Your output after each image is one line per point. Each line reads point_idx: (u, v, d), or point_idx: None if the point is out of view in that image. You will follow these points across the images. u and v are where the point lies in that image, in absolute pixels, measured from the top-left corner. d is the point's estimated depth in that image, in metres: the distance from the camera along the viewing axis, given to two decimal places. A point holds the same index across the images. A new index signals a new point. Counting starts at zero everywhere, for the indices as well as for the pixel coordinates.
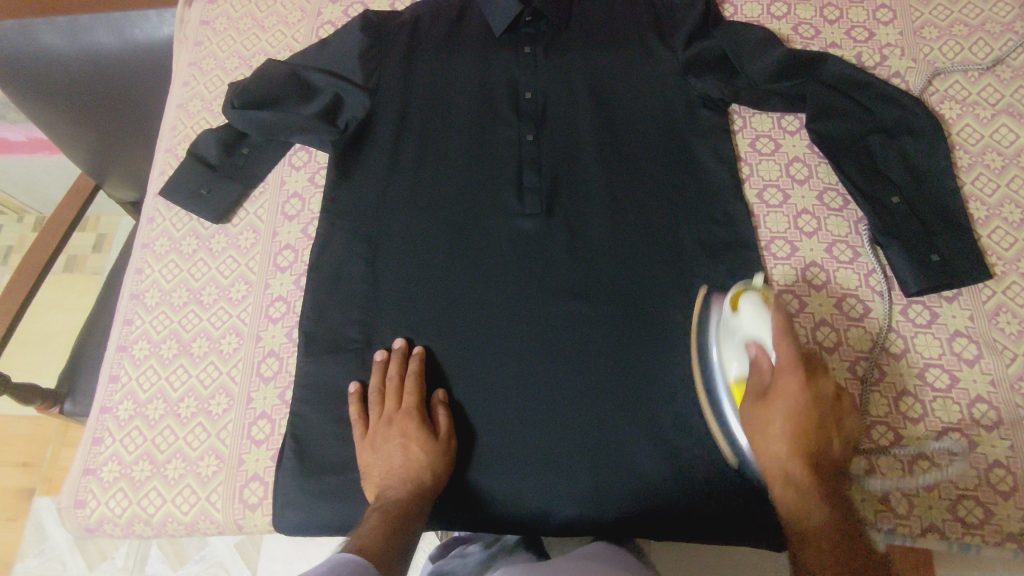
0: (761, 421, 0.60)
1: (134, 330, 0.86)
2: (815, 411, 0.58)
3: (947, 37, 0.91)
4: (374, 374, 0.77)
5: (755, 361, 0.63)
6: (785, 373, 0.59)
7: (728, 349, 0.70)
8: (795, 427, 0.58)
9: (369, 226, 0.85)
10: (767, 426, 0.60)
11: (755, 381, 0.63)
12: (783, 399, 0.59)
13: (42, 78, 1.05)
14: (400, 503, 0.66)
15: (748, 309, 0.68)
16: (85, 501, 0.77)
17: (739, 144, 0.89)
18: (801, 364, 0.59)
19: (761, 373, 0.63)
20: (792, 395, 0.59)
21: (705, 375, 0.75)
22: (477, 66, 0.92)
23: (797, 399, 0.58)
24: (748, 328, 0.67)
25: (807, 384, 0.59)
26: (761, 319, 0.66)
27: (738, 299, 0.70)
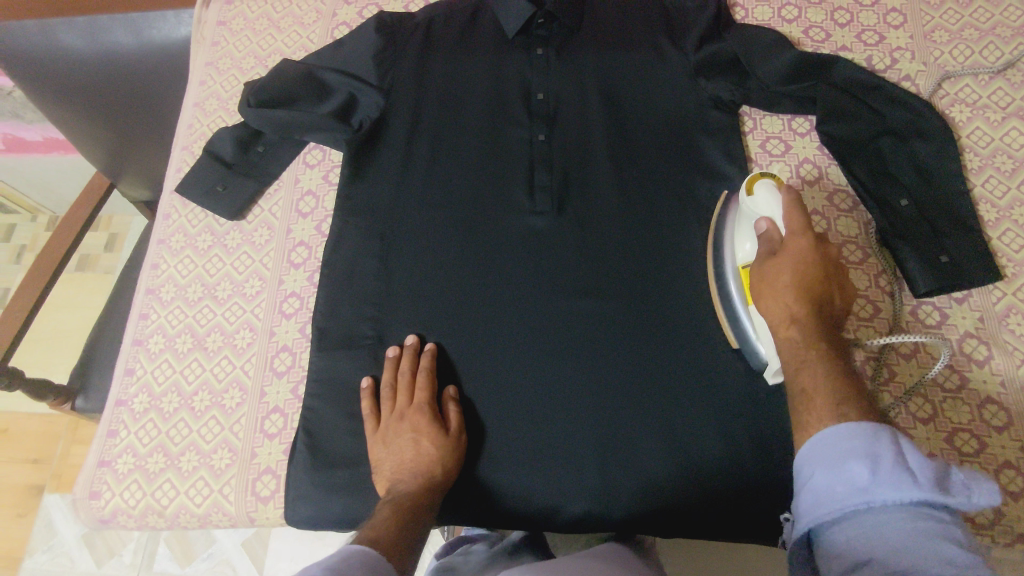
0: (772, 276, 0.64)
1: (149, 324, 0.87)
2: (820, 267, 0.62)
3: (957, 40, 0.92)
4: (387, 369, 0.78)
5: (767, 234, 0.66)
6: (797, 236, 0.63)
7: (741, 228, 0.72)
8: (804, 279, 0.62)
9: (382, 223, 0.86)
10: (778, 279, 0.63)
11: (765, 250, 0.66)
12: (793, 257, 0.63)
13: (62, 77, 1.07)
14: (411, 497, 0.67)
15: (763, 190, 0.68)
16: (100, 492, 0.78)
17: (750, 145, 0.89)
18: (812, 227, 0.64)
19: (771, 241, 0.66)
20: (800, 251, 0.63)
21: (716, 259, 0.76)
22: (490, 66, 0.93)
23: (804, 257, 0.62)
24: (759, 208, 0.69)
25: (816, 244, 0.63)
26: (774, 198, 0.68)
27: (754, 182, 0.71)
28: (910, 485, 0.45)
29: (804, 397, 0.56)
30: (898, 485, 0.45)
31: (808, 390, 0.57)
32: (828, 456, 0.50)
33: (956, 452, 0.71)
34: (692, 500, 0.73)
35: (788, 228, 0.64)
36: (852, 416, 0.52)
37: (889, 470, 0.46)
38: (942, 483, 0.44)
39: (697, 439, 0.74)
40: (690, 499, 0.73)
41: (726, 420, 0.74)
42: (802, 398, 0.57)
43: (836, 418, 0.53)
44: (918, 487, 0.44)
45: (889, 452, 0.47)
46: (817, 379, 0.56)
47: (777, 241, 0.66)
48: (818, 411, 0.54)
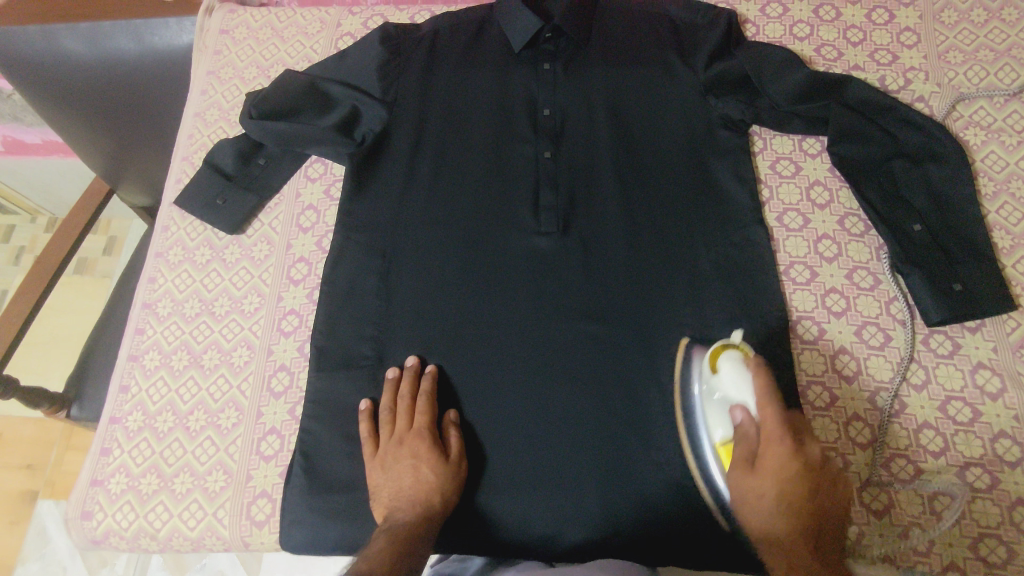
0: (750, 494, 0.58)
1: (145, 340, 0.85)
2: (805, 478, 0.57)
3: (972, 61, 0.90)
4: (386, 392, 0.76)
5: (742, 429, 0.61)
6: (773, 444, 0.58)
7: (711, 412, 0.67)
8: (789, 502, 0.57)
9: (384, 241, 0.84)
10: (759, 497, 0.58)
11: (742, 454, 0.60)
12: (771, 472, 0.58)
13: (63, 84, 1.05)
14: (408, 526, 0.65)
15: (728, 368, 0.66)
16: (92, 513, 0.76)
17: (759, 166, 0.88)
18: (788, 430, 0.58)
19: (746, 441, 0.61)
20: (781, 462, 0.57)
21: (691, 439, 0.70)
22: (495, 82, 0.92)
23: (786, 470, 0.57)
24: (729, 390, 0.65)
25: (796, 453, 0.57)
26: (741, 378, 0.64)
27: (717, 356, 0.68)
28: None
29: None
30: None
31: None
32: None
33: (968, 488, 0.70)
34: (693, 528, 0.71)
35: (764, 430, 0.59)
36: None
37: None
38: None
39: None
40: (690, 527, 0.71)
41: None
42: None
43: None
44: None
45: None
46: None
47: (753, 440, 0.60)
48: None
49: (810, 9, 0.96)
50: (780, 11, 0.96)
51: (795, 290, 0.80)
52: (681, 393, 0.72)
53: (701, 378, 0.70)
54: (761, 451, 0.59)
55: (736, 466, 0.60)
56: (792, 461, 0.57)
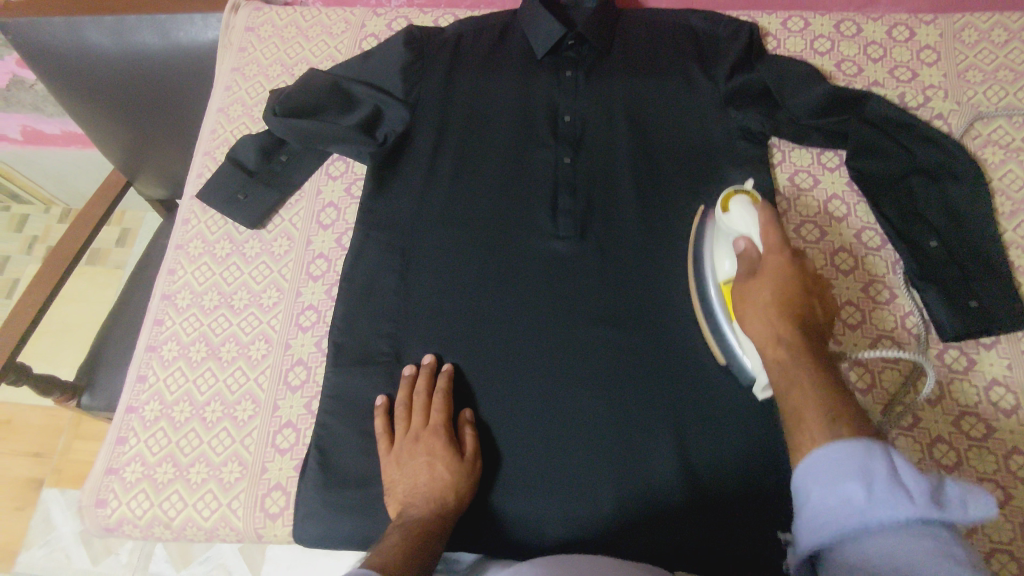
0: (750, 295, 0.63)
1: (164, 331, 0.86)
2: (800, 282, 0.61)
3: (992, 81, 0.91)
4: (402, 389, 0.77)
5: (744, 250, 0.66)
6: (774, 255, 0.63)
7: (719, 251, 0.72)
8: (784, 295, 0.60)
9: (403, 239, 0.85)
10: (756, 296, 0.62)
11: (744, 269, 0.65)
12: (771, 274, 0.62)
13: (86, 75, 1.06)
14: (423, 522, 0.65)
15: (739, 208, 0.70)
16: (107, 500, 0.77)
17: (777, 178, 0.88)
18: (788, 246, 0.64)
19: (749, 258, 0.66)
20: (778, 269, 0.62)
21: (698, 281, 0.76)
22: (518, 85, 0.93)
23: (785, 271, 0.62)
24: (738, 225, 0.69)
25: (793, 262, 0.62)
26: (749, 215, 0.69)
27: (728, 199, 0.72)
28: (905, 504, 0.42)
29: (794, 417, 0.53)
30: (893, 507, 0.42)
31: (799, 409, 0.53)
32: (824, 476, 0.46)
33: None
34: (702, 533, 0.71)
35: (766, 245, 0.64)
36: (850, 431, 0.48)
37: (884, 489, 0.43)
38: (938, 501, 0.41)
39: (711, 471, 0.73)
40: (700, 529, 0.71)
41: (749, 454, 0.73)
42: (791, 415, 0.53)
43: (835, 424, 0.49)
44: (912, 505, 0.42)
45: (882, 473, 0.44)
46: (806, 395, 0.53)
47: (755, 256, 0.65)
48: (812, 429, 0.50)
49: (831, 25, 0.97)
50: (801, 25, 0.97)
51: None
52: (694, 242, 0.78)
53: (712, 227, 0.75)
54: (765, 262, 0.64)
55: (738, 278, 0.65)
56: (788, 266, 0.62)
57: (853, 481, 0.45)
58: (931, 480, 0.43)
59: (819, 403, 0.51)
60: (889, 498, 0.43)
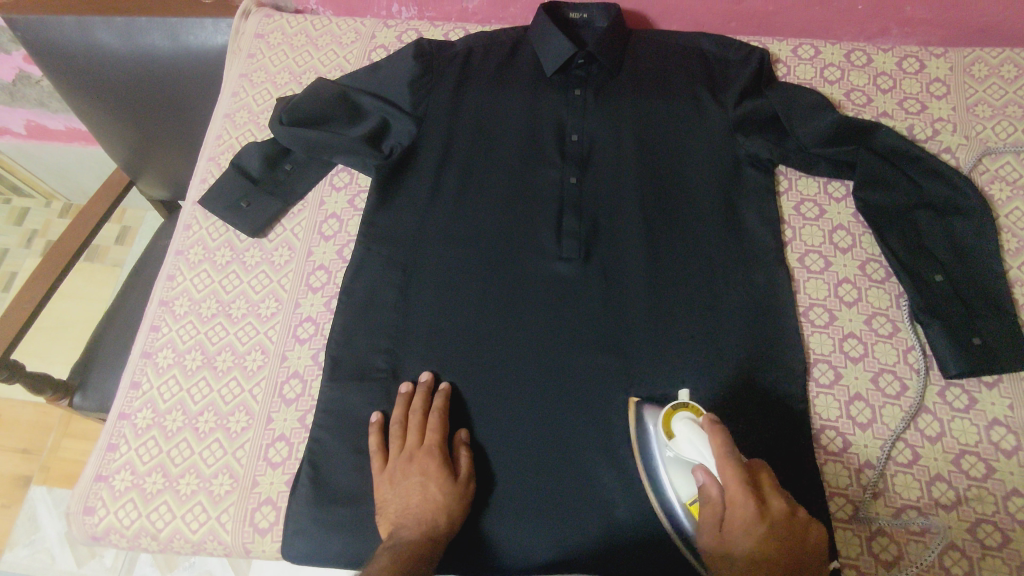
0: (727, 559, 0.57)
1: (160, 337, 0.85)
2: (775, 543, 0.55)
3: (1000, 116, 0.91)
4: (397, 407, 0.76)
5: (706, 491, 0.59)
6: (738, 507, 0.56)
7: (676, 474, 0.68)
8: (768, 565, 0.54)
9: (405, 254, 0.84)
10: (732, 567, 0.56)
11: (709, 515, 0.58)
12: (742, 536, 0.56)
13: (93, 74, 1.06)
14: (413, 544, 0.64)
15: (683, 430, 0.65)
16: (94, 508, 0.76)
17: (784, 206, 0.88)
18: (750, 490, 0.56)
19: (711, 504, 0.59)
20: (748, 526, 0.55)
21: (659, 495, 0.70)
22: (525, 104, 0.92)
23: (757, 532, 0.55)
24: (687, 453, 0.65)
25: (761, 515, 0.55)
26: (696, 437, 0.64)
27: (670, 418, 0.68)
28: None
29: None
30: None
31: None
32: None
33: (978, 544, 0.69)
34: (669, 564, 0.70)
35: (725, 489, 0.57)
36: None
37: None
38: None
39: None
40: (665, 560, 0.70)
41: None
42: None
43: None
44: None
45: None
46: None
47: (720, 502, 0.58)
48: None
49: (842, 54, 0.97)
50: (812, 53, 0.97)
51: (814, 333, 0.80)
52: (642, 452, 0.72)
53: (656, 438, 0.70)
54: (730, 515, 0.57)
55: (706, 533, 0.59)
56: (757, 523, 0.55)
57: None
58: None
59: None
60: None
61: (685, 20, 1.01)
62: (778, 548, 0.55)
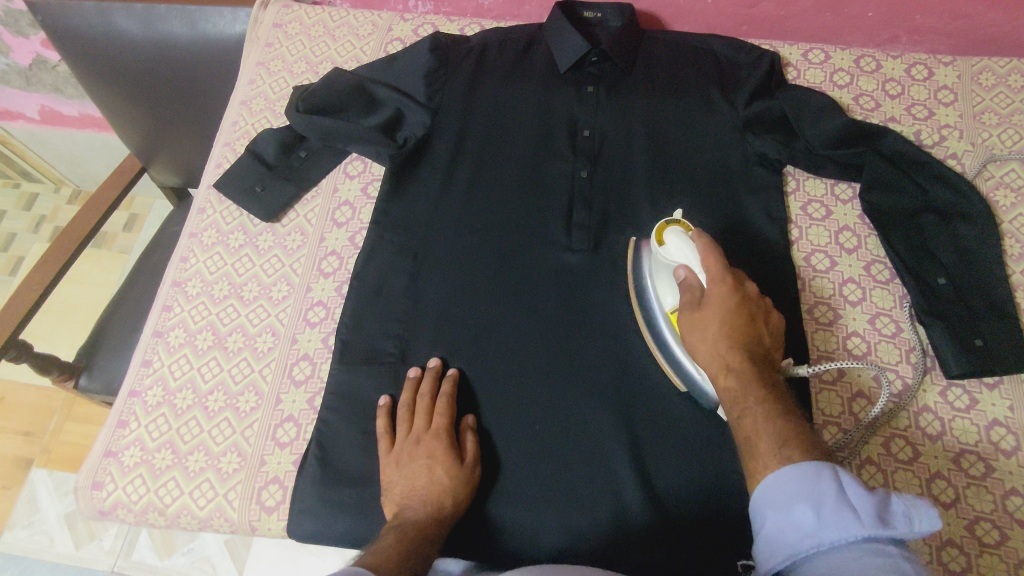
0: (698, 326, 0.64)
1: (172, 317, 0.86)
2: (743, 313, 0.64)
3: (1006, 125, 0.92)
4: (405, 390, 0.77)
5: (686, 283, 0.67)
6: (716, 286, 0.65)
7: (661, 282, 0.73)
8: (732, 326, 0.63)
9: (416, 241, 0.85)
10: (705, 328, 0.63)
11: (687, 298, 0.66)
12: (715, 305, 0.64)
13: (111, 60, 1.07)
14: (419, 524, 0.65)
15: (672, 237, 0.70)
16: (103, 483, 0.77)
17: (791, 206, 0.89)
18: (729, 274, 0.65)
19: (691, 290, 0.66)
20: (723, 299, 0.64)
21: (643, 310, 0.76)
22: (539, 96, 0.94)
23: (730, 304, 0.64)
24: (674, 257, 0.70)
25: (734, 293, 0.64)
26: (688, 247, 0.68)
27: (662, 232, 0.72)
28: (853, 524, 0.45)
29: (745, 443, 0.56)
30: (839, 530, 0.46)
31: (750, 436, 0.56)
32: (776, 499, 0.50)
33: (977, 541, 0.70)
34: (663, 551, 0.71)
35: (708, 273, 0.65)
36: (796, 451, 0.52)
37: (831, 512, 0.47)
38: (883, 519, 0.45)
39: (670, 491, 0.73)
40: (657, 549, 0.71)
41: (706, 477, 0.73)
42: (746, 442, 0.56)
43: (783, 450, 0.52)
44: (859, 524, 0.45)
45: (832, 494, 0.48)
46: (756, 424, 0.56)
47: (699, 289, 0.66)
48: (763, 452, 0.53)
49: (851, 59, 0.99)
50: (822, 57, 0.99)
51: (818, 330, 0.81)
52: (635, 272, 0.78)
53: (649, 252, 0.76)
54: (708, 293, 0.65)
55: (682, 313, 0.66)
56: (730, 296, 0.64)
57: (804, 508, 0.48)
58: (878, 495, 0.47)
59: (772, 426, 0.55)
60: (837, 517, 0.46)
61: (697, 22, 1.03)
62: (745, 320, 0.63)
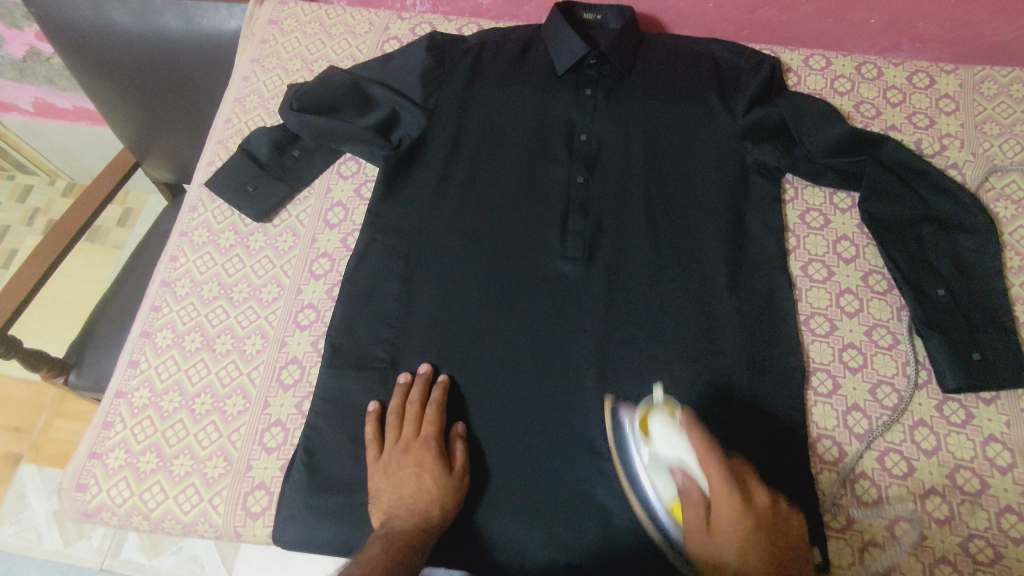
0: (713, 557, 0.55)
1: (160, 317, 0.85)
2: (761, 531, 0.55)
3: (1008, 135, 0.91)
4: (395, 396, 0.76)
5: (686, 490, 0.60)
6: (722, 504, 0.56)
7: (657, 479, 0.65)
8: (752, 557, 0.53)
9: (409, 245, 0.84)
10: (721, 561, 0.54)
11: (693, 517, 0.57)
12: (727, 531, 0.55)
13: (104, 54, 1.05)
14: (406, 534, 0.64)
15: (660, 430, 0.65)
16: (87, 485, 0.75)
17: (789, 214, 0.88)
18: (735, 486, 0.56)
19: (694, 506, 0.58)
20: (730, 515, 0.55)
21: (644, 505, 0.68)
22: (536, 101, 0.92)
23: (742, 527, 0.54)
24: (664, 451, 0.64)
25: (745, 511, 0.55)
26: (676, 438, 0.64)
27: (648, 420, 0.68)
28: None
29: None
30: None
31: None
32: None
33: (970, 559, 0.69)
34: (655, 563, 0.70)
35: (709, 487, 0.57)
36: None
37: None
38: None
39: None
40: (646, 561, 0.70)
41: None
42: None
43: None
44: None
45: None
46: None
47: (702, 501, 0.58)
48: None
49: (852, 66, 0.97)
50: (823, 63, 0.98)
51: (814, 342, 0.80)
52: (624, 461, 0.71)
53: (636, 441, 0.69)
54: (715, 512, 0.56)
55: (689, 533, 0.58)
56: (742, 517, 0.55)
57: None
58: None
59: None
60: None
61: (698, 26, 1.02)
62: (766, 542, 0.54)
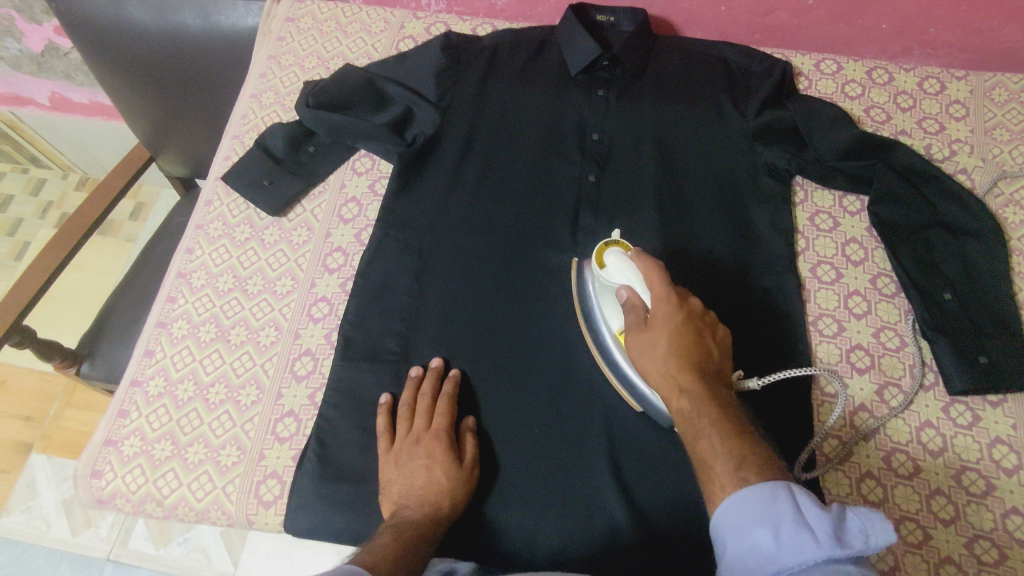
0: (645, 347, 0.62)
1: (176, 308, 0.86)
2: (691, 327, 0.62)
3: (1017, 141, 0.92)
4: (407, 389, 0.77)
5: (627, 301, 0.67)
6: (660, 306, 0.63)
7: (606, 305, 0.72)
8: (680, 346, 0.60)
9: (423, 239, 0.85)
10: (651, 349, 0.61)
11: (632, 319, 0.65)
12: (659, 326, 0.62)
13: (123, 49, 1.07)
14: (415, 525, 0.64)
15: (615, 262, 0.69)
16: (102, 472, 0.77)
17: (798, 216, 0.89)
18: (673, 292, 0.63)
19: (635, 310, 0.65)
20: (667, 314, 0.62)
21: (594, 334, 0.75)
22: (548, 100, 0.94)
23: (674, 323, 0.62)
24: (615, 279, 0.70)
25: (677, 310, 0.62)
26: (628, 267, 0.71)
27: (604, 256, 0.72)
28: (810, 543, 0.46)
29: (702, 471, 0.54)
30: (801, 547, 0.46)
31: (708, 463, 0.54)
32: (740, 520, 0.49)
33: (975, 560, 0.70)
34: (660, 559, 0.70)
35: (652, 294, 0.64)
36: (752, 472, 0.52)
37: (791, 533, 0.47)
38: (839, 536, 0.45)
39: (658, 499, 0.73)
40: (649, 557, 0.71)
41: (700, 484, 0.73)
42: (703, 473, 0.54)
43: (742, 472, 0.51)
44: (816, 545, 0.46)
45: (789, 514, 0.48)
46: (713, 451, 0.54)
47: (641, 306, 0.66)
48: (719, 472, 0.52)
49: (864, 71, 0.98)
50: (834, 68, 0.99)
51: (821, 342, 0.81)
52: (580, 296, 0.78)
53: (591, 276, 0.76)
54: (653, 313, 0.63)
55: (630, 328, 0.65)
56: (675, 313, 0.62)
57: (762, 527, 0.48)
58: (834, 513, 0.47)
59: (729, 452, 0.53)
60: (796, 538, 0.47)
61: (710, 30, 1.03)
62: (693, 333, 0.62)
